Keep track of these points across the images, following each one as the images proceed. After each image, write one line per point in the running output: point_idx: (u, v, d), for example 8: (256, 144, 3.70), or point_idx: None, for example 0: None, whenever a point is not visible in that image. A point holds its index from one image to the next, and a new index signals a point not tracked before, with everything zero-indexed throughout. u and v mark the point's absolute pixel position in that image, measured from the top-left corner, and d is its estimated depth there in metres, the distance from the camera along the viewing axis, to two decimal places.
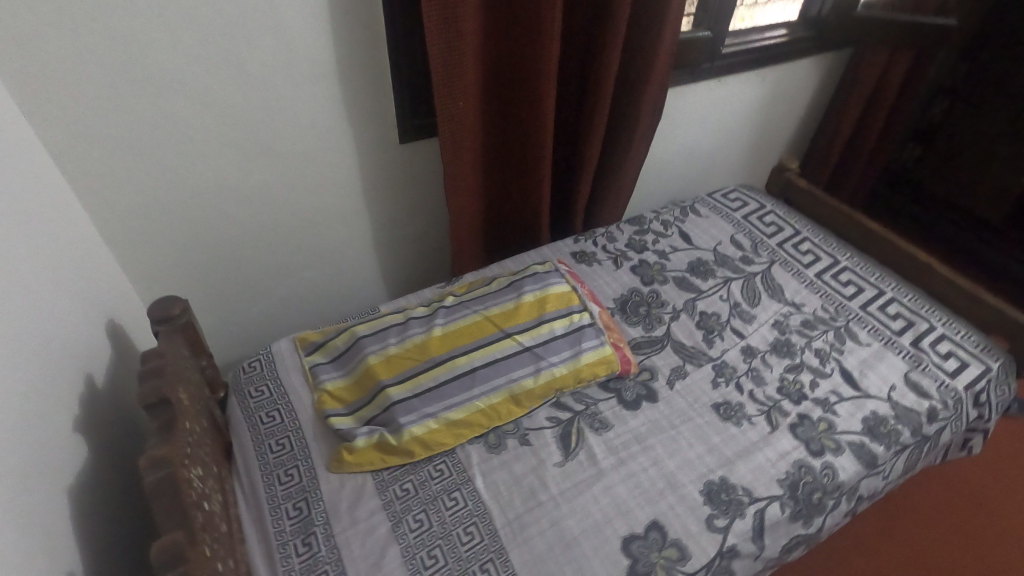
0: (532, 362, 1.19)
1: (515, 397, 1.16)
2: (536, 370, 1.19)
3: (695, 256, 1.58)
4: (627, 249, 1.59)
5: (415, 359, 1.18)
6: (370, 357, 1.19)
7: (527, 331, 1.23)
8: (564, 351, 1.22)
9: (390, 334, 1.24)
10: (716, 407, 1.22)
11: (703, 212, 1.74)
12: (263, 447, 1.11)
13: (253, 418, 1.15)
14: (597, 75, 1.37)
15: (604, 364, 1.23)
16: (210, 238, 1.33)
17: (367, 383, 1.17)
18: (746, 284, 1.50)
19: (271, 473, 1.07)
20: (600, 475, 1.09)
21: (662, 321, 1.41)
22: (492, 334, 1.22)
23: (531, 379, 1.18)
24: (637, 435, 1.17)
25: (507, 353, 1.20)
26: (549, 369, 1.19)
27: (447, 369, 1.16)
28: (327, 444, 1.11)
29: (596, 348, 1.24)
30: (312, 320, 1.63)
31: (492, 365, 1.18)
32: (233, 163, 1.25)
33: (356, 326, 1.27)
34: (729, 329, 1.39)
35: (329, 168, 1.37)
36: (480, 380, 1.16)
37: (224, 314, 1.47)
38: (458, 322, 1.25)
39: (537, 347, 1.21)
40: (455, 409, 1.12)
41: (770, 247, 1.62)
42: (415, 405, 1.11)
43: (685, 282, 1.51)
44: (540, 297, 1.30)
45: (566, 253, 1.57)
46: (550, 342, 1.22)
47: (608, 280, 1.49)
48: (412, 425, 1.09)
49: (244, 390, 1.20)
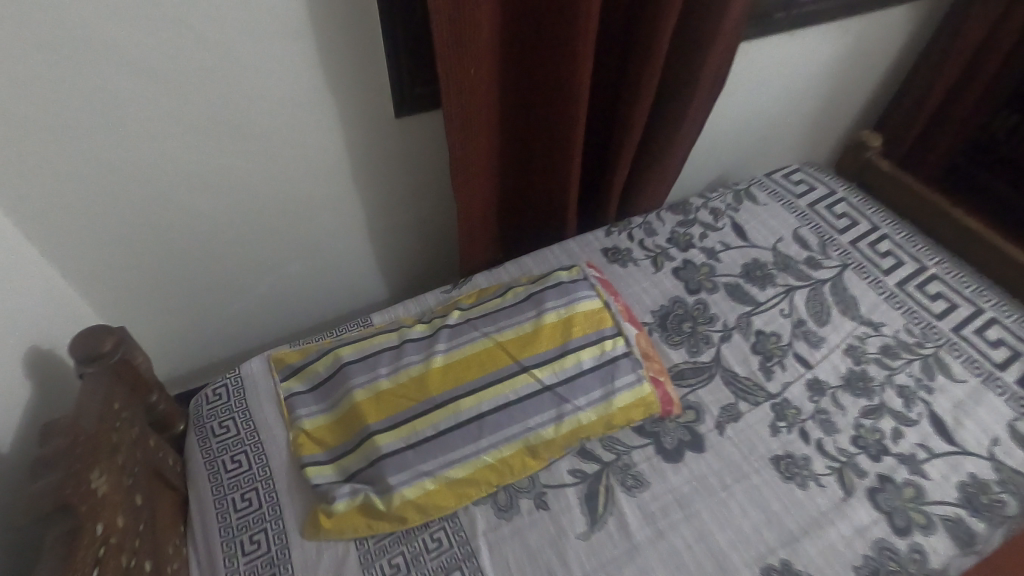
0: (555, 406, 0.97)
1: (532, 450, 0.95)
2: (557, 416, 0.96)
3: (751, 256, 1.32)
4: (669, 246, 1.33)
5: (409, 398, 0.96)
6: (355, 393, 0.97)
7: (549, 363, 1.00)
8: (592, 391, 0.99)
9: (382, 362, 1.01)
10: (776, 461, 1.00)
11: (760, 197, 1.45)
12: (224, 504, 0.92)
13: (215, 464, 0.96)
14: (648, 34, 1.07)
15: (641, 408, 1.00)
16: (165, 234, 1.09)
17: (351, 424, 0.96)
18: (813, 295, 1.25)
19: (234, 539, 0.89)
20: (634, 551, 0.89)
21: (710, 342, 1.17)
22: (505, 367, 0.99)
23: (550, 427, 0.95)
24: (680, 497, 0.96)
25: (522, 393, 0.97)
26: (574, 416, 0.96)
27: (449, 414, 0.94)
28: (304, 502, 0.92)
29: (633, 386, 1.00)
30: (299, 319, 1.41)
31: (503, 409, 0.95)
32: (186, 144, 1.00)
33: (341, 349, 1.04)
34: (791, 356, 1.15)
35: (307, 147, 1.10)
36: (488, 429, 0.94)
37: (194, 316, 1.26)
38: (464, 350, 1.01)
39: (560, 385, 0.98)
40: (457, 466, 0.91)
41: (841, 246, 1.35)
42: (408, 460, 0.90)
43: (739, 291, 1.25)
44: (564, 318, 1.05)
45: (596, 249, 1.31)
46: (575, 379, 0.99)
47: (646, 286, 1.25)
48: (404, 488, 0.89)
49: (205, 426, 1.00)
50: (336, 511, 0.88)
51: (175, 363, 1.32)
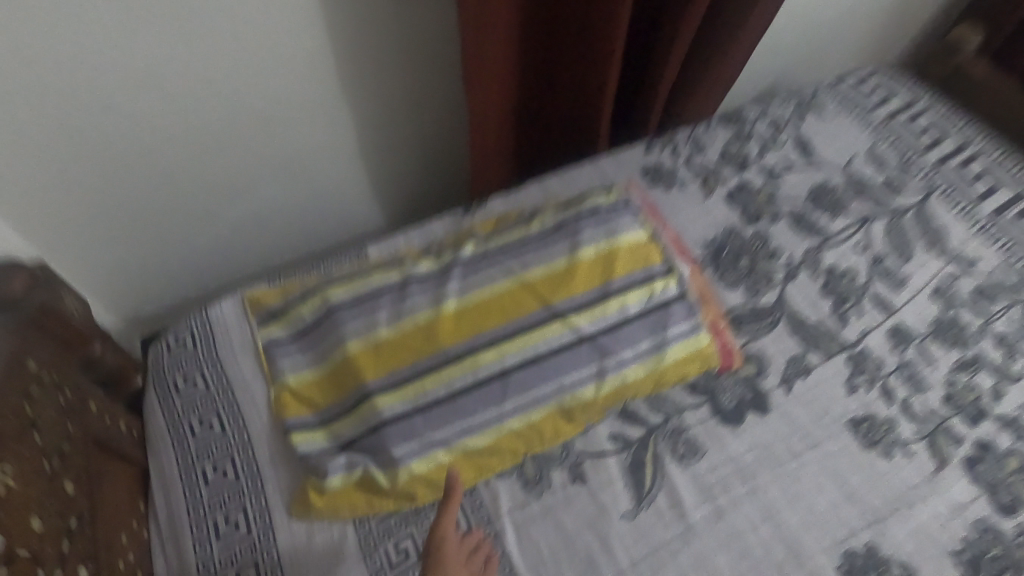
0: (594, 361, 0.79)
1: (567, 414, 0.78)
2: (598, 374, 0.78)
3: (819, 178, 1.10)
4: (722, 165, 1.11)
5: (416, 351, 0.78)
6: (349, 344, 0.78)
7: (587, 308, 0.81)
8: (639, 342, 0.80)
9: (381, 305, 0.82)
10: (855, 425, 0.84)
11: (829, 107, 1.22)
12: (193, 478, 0.76)
13: (180, 429, 0.79)
14: None
15: (697, 362, 0.83)
16: (104, 141, 0.88)
17: (345, 382, 0.78)
18: (894, 226, 1.05)
19: (206, 520, 0.73)
20: (690, 534, 0.75)
21: (772, 282, 0.98)
22: (533, 312, 0.80)
23: (589, 387, 0.78)
24: (742, 468, 0.80)
25: (555, 346, 0.79)
26: (618, 373, 0.79)
27: (465, 371, 0.76)
28: (291, 475, 0.76)
29: (688, 337, 0.82)
30: (284, 249, 1.20)
31: (532, 364, 0.77)
32: (114, 19, 0.77)
33: (331, 288, 0.84)
34: (869, 299, 0.97)
35: (273, 27, 0.87)
36: (514, 390, 0.76)
37: (158, 246, 1.05)
38: (482, 291, 0.82)
39: (601, 335, 0.80)
40: (476, 435, 0.75)
41: (926, 166, 1.13)
42: (416, 428, 0.74)
43: (806, 221, 1.05)
44: (604, 253, 0.85)
45: (636, 168, 1.09)
46: (619, 328, 0.80)
47: (696, 214, 1.04)
48: (412, 461, 0.73)
49: (167, 382, 0.83)
50: (330, 488, 0.73)
51: (141, 304, 1.11)
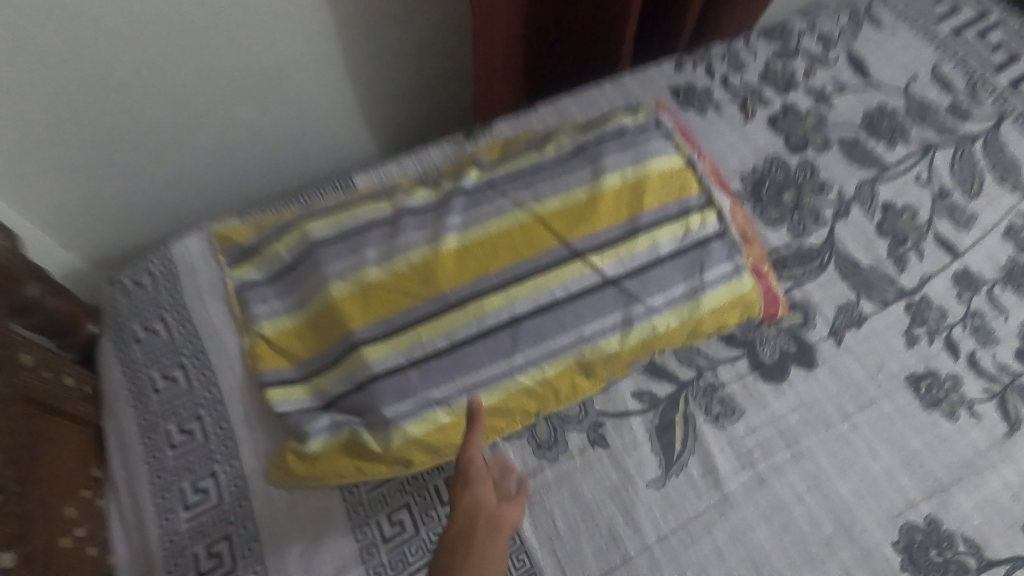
0: (620, 309, 0.67)
1: (588, 368, 0.67)
2: (624, 322, 0.67)
3: (875, 101, 0.96)
4: (764, 86, 0.96)
5: (410, 296, 0.66)
6: (333, 288, 0.67)
7: (613, 246, 0.69)
8: (672, 287, 0.69)
9: (370, 241, 0.70)
10: (914, 382, 0.74)
11: (888, 18, 1.05)
12: (155, 439, 0.66)
13: (140, 384, 0.68)
14: None
15: (738, 310, 0.71)
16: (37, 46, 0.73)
17: (327, 331, 0.66)
18: (961, 156, 0.91)
19: (172, 488, 0.64)
20: (726, 506, 0.65)
21: (821, 219, 0.85)
22: (549, 251, 0.68)
23: (614, 338, 0.67)
24: (786, 430, 0.70)
25: (573, 290, 0.67)
26: (649, 322, 0.67)
27: (469, 320, 0.65)
28: (269, 437, 0.66)
29: (729, 281, 0.70)
30: (262, 183, 1.06)
31: (546, 312, 0.66)
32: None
33: (311, 223, 0.72)
34: (931, 239, 0.84)
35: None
36: (525, 342, 0.65)
37: (116, 175, 0.91)
38: (488, 225, 0.69)
39: (629, 278, 0.68)
40: (483, 393, 0.64)
41: (1001, 87, 0.97)
42: (412, 385, 0.63)
43: (859, 150, 0.91)
44: (632, 182, 0.72)
45: (664, 88, 0.95)
46: (649, 270, 0.69)
47: (732, 140, 0.91)
48: (408, 423, 0.62)
49: (124, 330, 0.72)
50: (311, 452, 0.62)
51: (103, 245, 0.97)
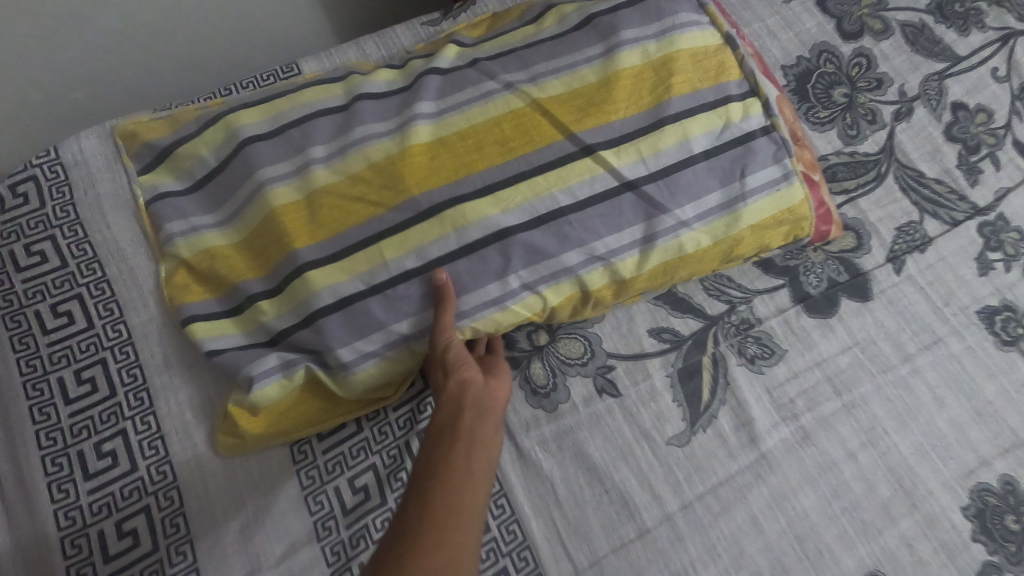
0: (641, 221, 0.52)
1: (598, 299, 0.53)
2: (647, 237, 0.52)
3: None
4: None
5: (371, 207, 0.51)
6: (272, 194, 0.51)
7: (635, 141, 0.53)
8: (708, 198, 0.54)
9: (319, 132, 0.54)
10: (989, 317, 0.61)
11: None
12: (45, 391, 0.52)
13: (21, 324, 0.54)
14: None
15: (784, 228, 0.57)
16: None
17: (264, 249, 0.51)
18: None
19: (69, 451, 0.50)
20: (763, 466, 0.53)
21: (878, 120, 0.70)
22: (551, 147, 0.53)
23: (632, 258, 0.53)
24: (835, 375, 0.57)
25: (582, 197, 0.52)
26: (679, 237, 0.53)
27: (447, 231, 0.50)
28: (195, 388, 0.53)
29: (774, 189, 0.55)
30: (187, 71, 0.87)
31: (546, 223, 0.51)
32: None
33: (240, 112, 0.55)
34: (1008, 146, 0.70)
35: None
36: (518, 259, 0.50)
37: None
38: (472, 112, 0.54)
39: (656, 183, 0.53)
40: (466, 324, 0.50)
41: None
42: (374, 317, 0.49)
43: (926, 37, 0.75)
44: (655, 61, 0.56)
45: None
46: (677, 172, 0.53)
47: (771, 24, 0.74)
48: (365, 366, 0.49)
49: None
50: (261, 403, 0.48)
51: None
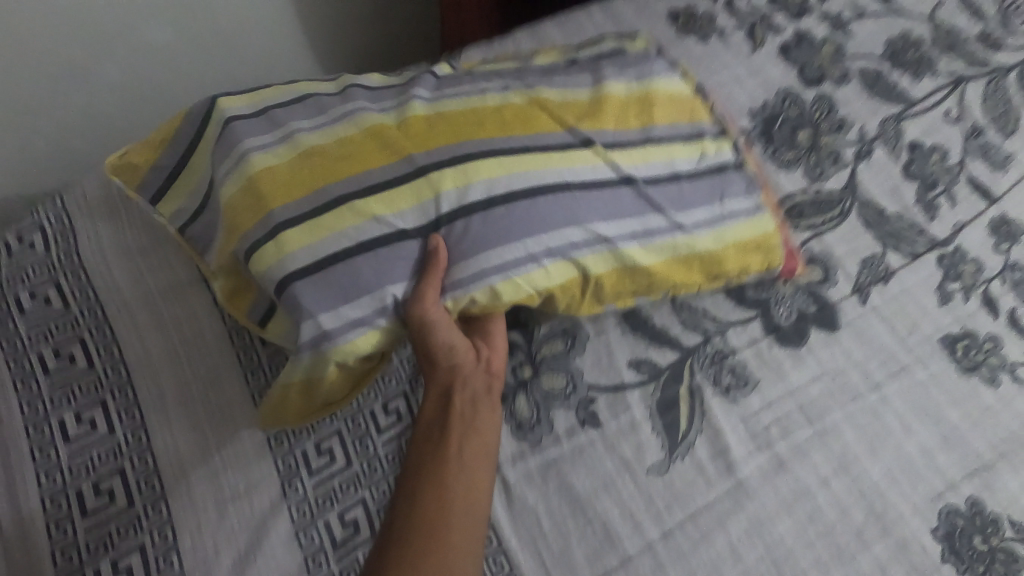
0: (638, 214, 0.55)
1: (594, 285, 0.54)
2: (646, 234, 0.55)
3: (898, 29, 0.84)
4: (773, 11, 0.84)
5: (356, 161, 0.52)
6: (257, 159, 0.52)
7: (628, 150, 0.57)
8: (699, 208, 0.58)
9: (306, 111, 0.56)
10: (951, 344, 0.64)
11: None
12: (45, 432, 0.54)
13: (26, 366, 0.56)
14: None
15: (759, 256, 0.60)
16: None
17: (248, 203, 0.51)
18: (994, 89, 0.80)
19: (68, 490, 0.52)
20: (740, 494, 0.55)
21: (840, 160, 0.74)
22: (553, 135, 0.56)
23: (637, 250, 0.55)
24: (807, 404, 0.60)
25: (584, 178, 0.54)
26: (675, 238, 0.56)
27: (435, 189, 0.51)
28: (192, 426, 0.54)
29: (750, 215, 0.59)
30: None
31: (552, 194, 0.52)
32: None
33: (221, 101, 0.57)
34: (963, 183, 0.74)
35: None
36: (519, 228, 0.51)
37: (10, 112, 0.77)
38: (467, 99, 0.57)
39: (650, 187, 0.56)
40: (460, 294, 0.50)
41: None
42: (362, 279, 0.48)
43: (882, 83, 0.80)
44: (637, 95, 0.61)
45: (661, 14, 0.82)
46: (665, 184, 0.57)
47: (739, 72, 0.78)
48: (352, 336, 0.47)
49: (6, 302, 0.58)
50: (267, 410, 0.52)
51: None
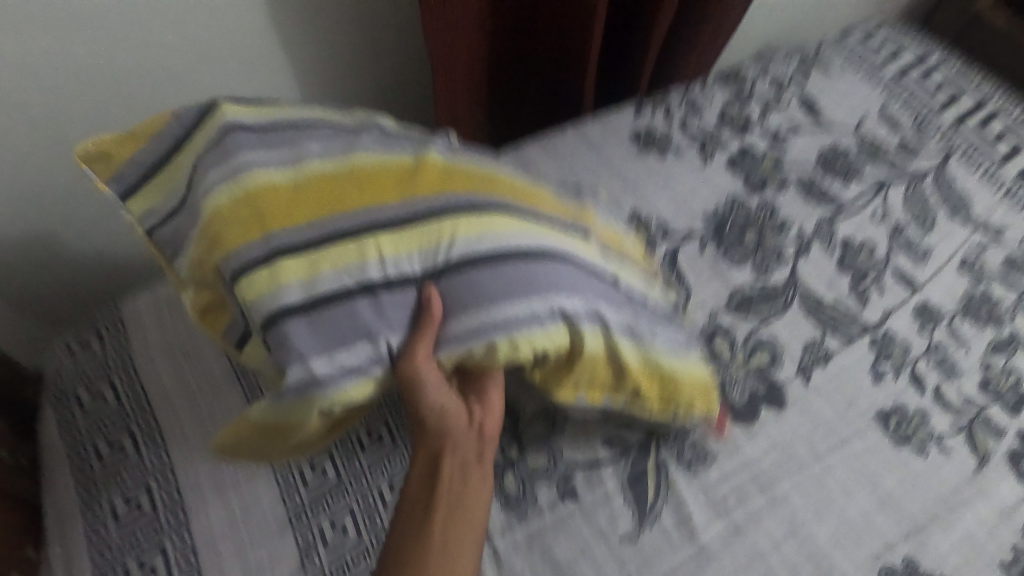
0: (627, 312, 0.62)
1: (586, 357, 0.59)
2: (633, 332, 0.61)
3: (828, 142, 0.99)
4: (721, 128, 0.99)
5: (358, 192, 0.54)
6: (259, 174, 0.54)
7: (624, 268, 0.66)
8: (672, 331, 0.66)
9: (314, 134, 0.58)
10: (884, 418, 0.74)
11: (834, 64, 1.10)
12: (98, 513, 0.62)
13: (84, 454, 0.65)
14: None
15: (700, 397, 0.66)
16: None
17: (240, 213, 0.52)
18: (912, 193, 0.94)
19: (116, 565, 0.60)
20: (702, 558, 0.63)
21: (782, 256, 0.86)
22: (558, 217, 0.64)
23: (627, 344, 0.61)
24: (759, 475, 0.69)
25: (587, 263, 0.61)
26: (652, 348, 0.63)
27: (442, 237, 0.54)
28: (223, 506, 0.62)
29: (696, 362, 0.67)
30: None
31: (556, 259, 0.58)
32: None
33: (223, 105, 0.58)
34: (890, 274, 0.86)
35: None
36: (527, 287, 0.55)
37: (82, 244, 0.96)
38: (477, 164, 0.63)
39: (637, 298, 0.65)
40: (455, 349, 0.54)
41: (945, 127, 1.02)
42: (361, 322, 0.50)
43: (816, 189, 0.93)
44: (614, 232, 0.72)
45: (625, 133, 0.97)
46: (648, 300, 0.66)
47: (693, 182, 0.92)
48: (346, 383, 0.49)
49: (70, 399, 0.69)
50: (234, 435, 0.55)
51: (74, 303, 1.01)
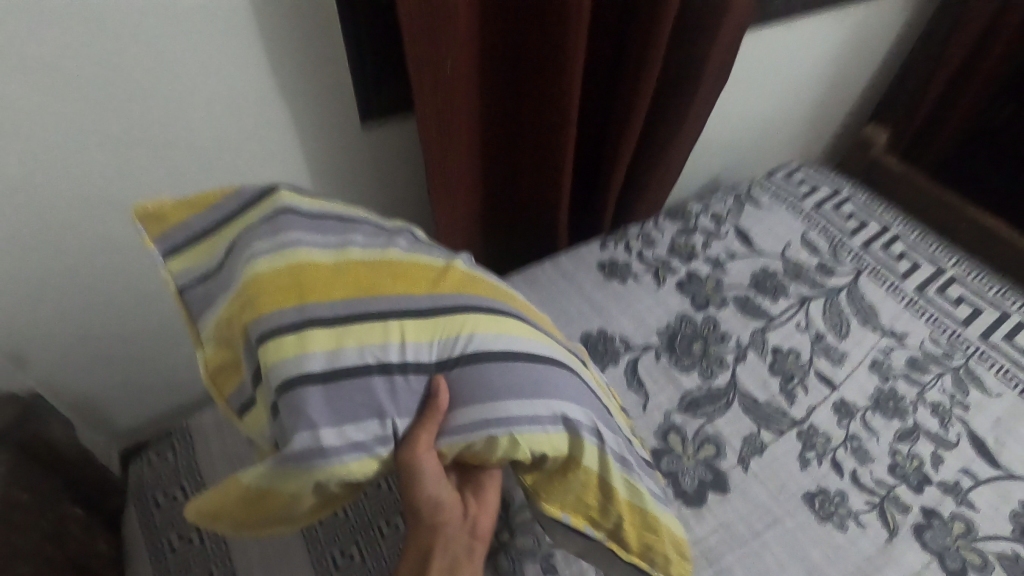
0: (620, 444, 0.73)
1: (583, 471, 0.69)
2: (622, 461, 0.72)
3: (759, 265, 1.21)
4: (671, 257, 1.22)
5: (390, 281, 0.64)
6: (307, 252, 0.62)
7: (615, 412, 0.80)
8: (652, 481, 0.76)
9: (358, 230, 0.68)
10: (810, 499, 0.89)
11: (762, 200, 1.35)
12: None
13: (161, 544, 0.82)
14: (634, 63, 1.02)
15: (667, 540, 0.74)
16: (104, 254, 0.98)
17: (282, 284, 0.59)
18: (830, 307, 1.15)
19: None
20: None
21: (724, 363, 1.06)
22: (547, 331, 0.78)
23: (618, 471, 0.71)
24: (706, 550, 0.84)
25: (575, 377, 0.73)
26: (636, 481, 0.72)
27: (460, 332, 0.65)
28: None
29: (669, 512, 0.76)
30: None
31: (552, 366, 0.70)
32: (121, 122, 0.84)
33: (281, 191, 0.66)
34: (813, 375, 1.05)
35: (246, 110, 0.92)
36: (533, 390, 0.66)
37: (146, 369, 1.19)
38: (487, 280, 0.76)
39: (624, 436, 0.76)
40: (455, 440, 0.64)
41: (855, 249, 1.25)
42: (378, 401, 0.59)
43: (750, 305, 1.14)
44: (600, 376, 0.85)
45: (593, 263, 1.19)
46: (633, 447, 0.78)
47: (649, 304, 1.13)
48: (351, 457, 0.56)
49: (148, 499, 0.86)
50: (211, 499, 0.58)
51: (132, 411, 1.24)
